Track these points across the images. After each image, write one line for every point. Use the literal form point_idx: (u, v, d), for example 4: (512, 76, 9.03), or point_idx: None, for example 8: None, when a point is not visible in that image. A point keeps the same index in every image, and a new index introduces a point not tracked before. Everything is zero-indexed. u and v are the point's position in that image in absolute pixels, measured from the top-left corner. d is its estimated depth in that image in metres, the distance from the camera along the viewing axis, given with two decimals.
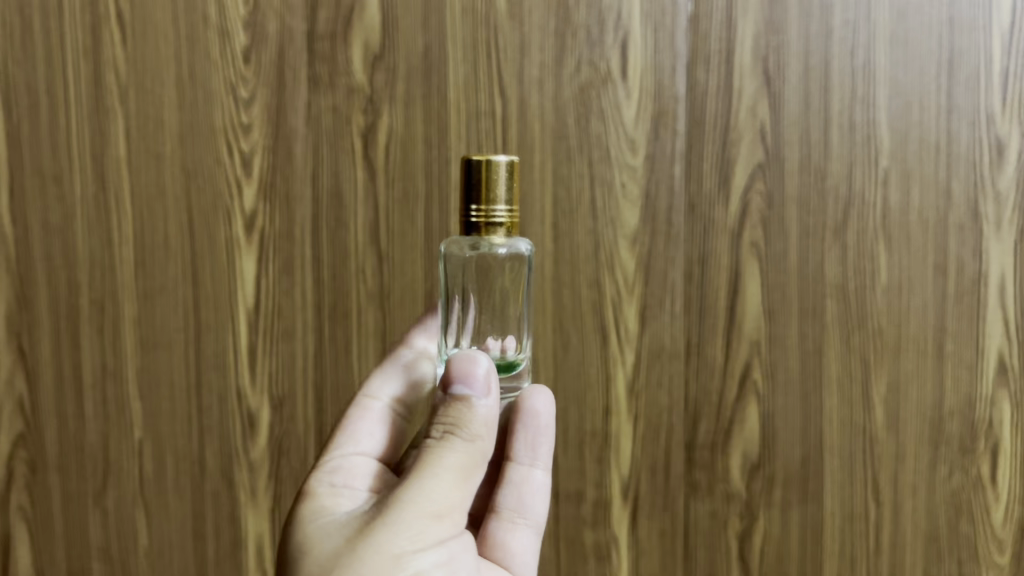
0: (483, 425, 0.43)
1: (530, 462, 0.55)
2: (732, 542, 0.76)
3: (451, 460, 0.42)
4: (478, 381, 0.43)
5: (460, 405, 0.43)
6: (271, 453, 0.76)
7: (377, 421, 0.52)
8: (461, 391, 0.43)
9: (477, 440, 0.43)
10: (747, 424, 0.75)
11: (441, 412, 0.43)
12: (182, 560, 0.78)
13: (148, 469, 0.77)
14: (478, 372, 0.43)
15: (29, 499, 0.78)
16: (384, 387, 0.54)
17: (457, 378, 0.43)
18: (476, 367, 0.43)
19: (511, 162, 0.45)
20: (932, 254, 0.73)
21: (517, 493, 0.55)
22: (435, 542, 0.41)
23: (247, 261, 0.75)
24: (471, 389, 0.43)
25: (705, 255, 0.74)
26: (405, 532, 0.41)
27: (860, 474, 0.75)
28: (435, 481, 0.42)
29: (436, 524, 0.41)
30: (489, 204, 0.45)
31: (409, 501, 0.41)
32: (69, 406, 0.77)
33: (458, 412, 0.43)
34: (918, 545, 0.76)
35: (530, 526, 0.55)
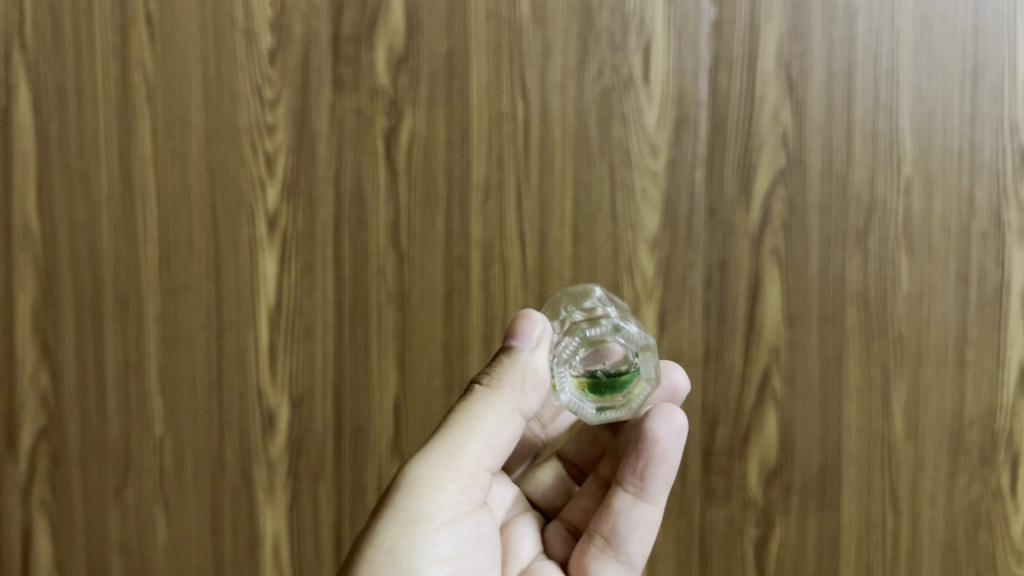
0: (516, 374, 0.45)
1: (640, 494, 0.51)
2: (748, 548, 0.76)
3: (468, 419, 0.44)
4: (529, 335, 0.45)
5: (497, 361, 0.46)
6: (290, 451, 0.76)
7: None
8: (509, 344, 0.45)
9: (506, 393, 0.45)
10: (765, 431, 0.75)
11: (487, 369, 0.46)
12: (200, 556, 0.79)
13: (169, 466, 0.78)
14: (529, 328, 0.45)
15: (51, 492, 0.79)
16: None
17: (509, 332, 0.45)
18: (529, 320, 0.45)
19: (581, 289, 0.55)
20: (954, 263, 0.73)
21: (616, 525, 0.51)
22: (435, 518, 0.42)
23: (269, 259, 0.75)
24: (517, 341, 0.45)
25: (725, 261, 0.74)
26: (398, 511, 0.42)
27: (878, 482, 0.75)
28: (439, 449, 0.43)
29: (441, 498, 0.42)
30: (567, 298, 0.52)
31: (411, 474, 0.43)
32: (92, 401, 0.78)
33: (498, 367, 0.45)
34: (936, 555, 0.76)
35: (621, 565, 0.51)
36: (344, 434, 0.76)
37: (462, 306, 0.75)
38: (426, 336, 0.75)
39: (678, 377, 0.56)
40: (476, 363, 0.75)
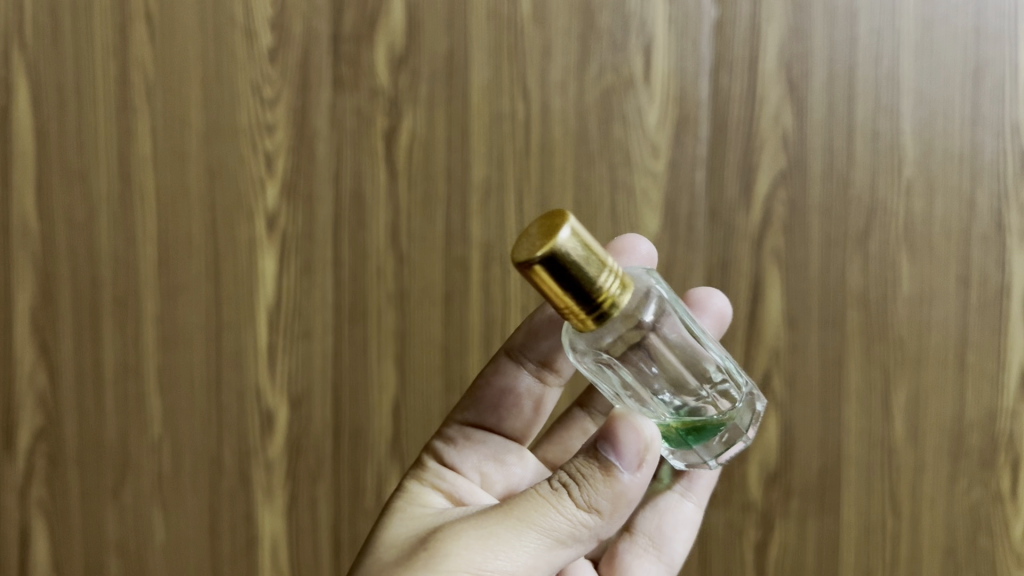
0: (607, 499, 0.39)
1: (684, 493, 0.59)
2: (747, 551, 0.76)
3: (536, 525, 0.39)
4: (631, 450, 0.39)
5: (583, 459, 0.40)
6: (289, 452, 0.76)
7: (507, 382, 0.58)
8: (606, 452, 0.39)
9: (587, 515, 0.39)
10: (765, 433, 0.75)
11: (579, 463, 0.40)
12: (198, 557, 0.78)
13: (167, 467, 0.78)
14: (633, 442, 0.39)
15: (48, 493, 0.79)
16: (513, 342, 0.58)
17: (612, 438, 0.39)
18: (636, 431, 0.39)
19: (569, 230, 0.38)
20: (955, 265, 0.73)
21: (661, 518, 0.58)
22: None
23: (268, 259, 0.75)
24: (619, 457, 0.39)
25: (726, 262, 0.73)
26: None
27: (878, 485, 0.75)
28: (487, 550, 0.38)
29: None
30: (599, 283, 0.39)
31: (447, 564, 0.39)
32: (89, 401, 0.77)
33: (591, 473, 0.39)
34: (935, 558, 0.75)
35: (662, 563, 0.57)
36: (344, 436, 0.76)
37: (462, 307, 0.75)
38: (426, 337, 0.75)
39: (720, 303, 0.60)
40: (475, 365, 0.75)
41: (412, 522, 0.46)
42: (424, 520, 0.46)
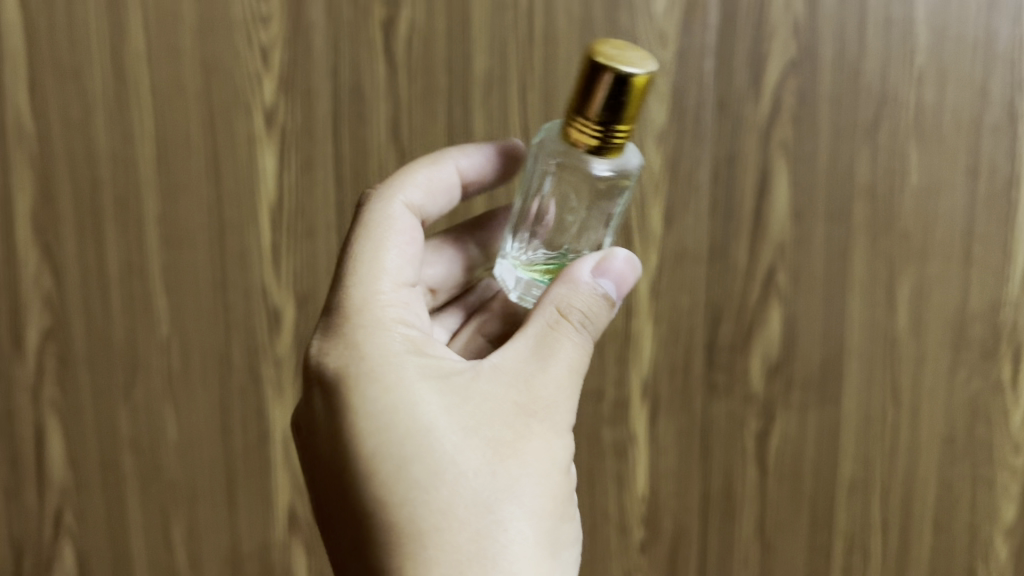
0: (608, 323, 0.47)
1: None
2: (748, 440, 0.78)
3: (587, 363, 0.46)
4: (630, 284, 0.47)
5: (588, 295, 0.46)
6: (297, 349, 0.77)
7: (411, 234, 0.50)
8: (606, 287, 0.46)
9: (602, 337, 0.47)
10: (769, 326, 0.75)
11: (588, 298, 0.46)
12: (211, 452, 0.80)
13: (176, 365, 0.78)
14: (630, 275, 0.47)
15: (60, 392, 0.80)
16: (411, 193, 0.51)
17: (616, 278, 0.47)
18: (625, 260, 0.47)
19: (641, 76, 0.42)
20: (964, 155, 0.72)
21: None
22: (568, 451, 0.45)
23: (268, 156, 0.74)
24: (623, 289, 0.47)
25: (733, 156, 0.72)
26: (565, 466, 0.44)
27: (879, 377, 0.76)
28: (577, 399, 0.45)
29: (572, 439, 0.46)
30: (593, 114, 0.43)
31: (563, 426, 0.44)
32: (96, 302, 0.78)
33: (605, 307, 0.46)
34: (933, 446, 0.77)
35: None
36: None
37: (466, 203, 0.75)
38: None
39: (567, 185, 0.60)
40: None
41: (446, 394, 0.43)
42: (455, 377, 0.44)
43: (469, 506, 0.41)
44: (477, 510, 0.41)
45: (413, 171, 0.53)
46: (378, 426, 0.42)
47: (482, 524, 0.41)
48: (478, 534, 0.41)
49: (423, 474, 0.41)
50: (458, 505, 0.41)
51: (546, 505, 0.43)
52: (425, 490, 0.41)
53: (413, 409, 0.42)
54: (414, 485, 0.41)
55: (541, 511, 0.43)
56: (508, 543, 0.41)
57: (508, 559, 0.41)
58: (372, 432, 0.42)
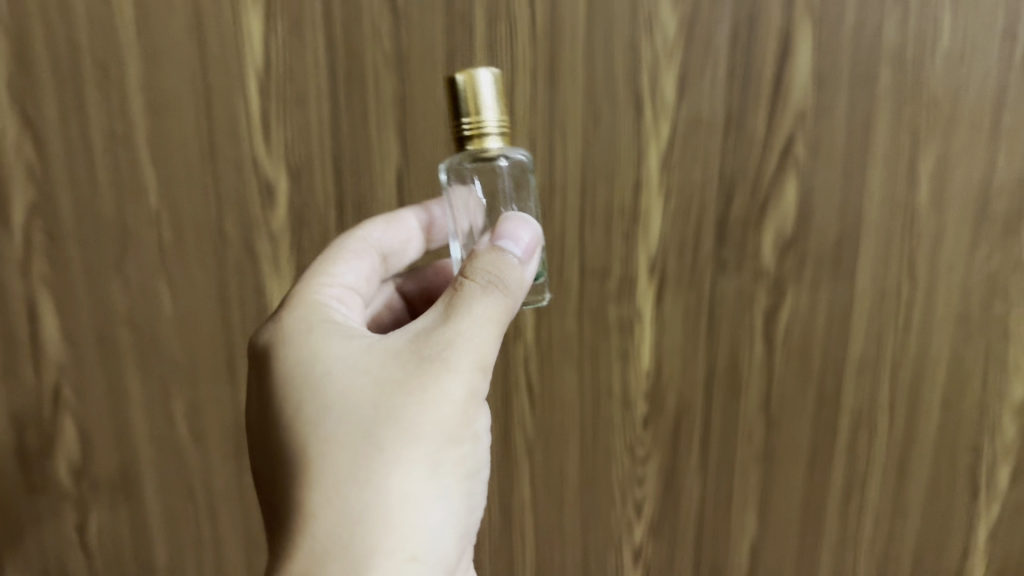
0: (512, 278, 0.50)
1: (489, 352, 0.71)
2: (757, 317, 0.76)
3: (487, 306, 0.49)
4: (527, 244, 0.52)
5: (488, 257, 0.50)
6: (292, 223, 0.74)
7: (364, 256, 0.61)
8: (505, 249, 0.51)
9: (510, 292, 0.50)
10: (784, 199, 0.72)
11: (488, 258, 0.50)
12: (208, 328, 0.78)
13: (168, 239, 0.76)
14: (529, 237, 0.53)
15: (50, 267, 0.77)
16: (372, 231, 0.62)
17: (512, 237, 0.52)
18: (527, 228, 0.53)
19: (492, 74, 0.50)
20: (1002, 16, 0.66)
21: None
22: (466, 394, 0.47)
23: (254, 17, 0.69)
24: (517, 243, 0.52)
25: (753, 16, 0.67)
26: (460, 405, 0.46)
27: (896, 253, 0.73)
28: (473, 341, 0.47)
29: (468, 385, 0.47)
30: (478, 116, 0.50)
31: (455, 363, 0.47)
32: (82, 173, 0.74)
33: (501, 262, 0.50)
34: (947, 323, 0.75)
35: None
36: (347, 207, 0.73)
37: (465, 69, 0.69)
38: (427, 103, 0.70)
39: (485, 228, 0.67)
40: None
41: (352, 351, 0.48)
42: (361, 339, 0.49)
43: (353, 432, 0.45)
44: (357, 435, 0.44)
45: (372, 223, 0.63)
46: (289, 373, 0.48)
47: (361, 447, 0.44)
48: (357, 456, 0.44)
49: (318, 410, 0.46)
50: (342, 430, 0.45)
51: (430, 435, 0.45)
52: (316, 421, 0.45)
53: (320, 368, 0.47)
54: (309, 418, 0.46)
55: (426, 439, 0.45)
56: (387, 462, 0.44)
57: (382, 475, 0.44)
58: (285, 380, 0.48)
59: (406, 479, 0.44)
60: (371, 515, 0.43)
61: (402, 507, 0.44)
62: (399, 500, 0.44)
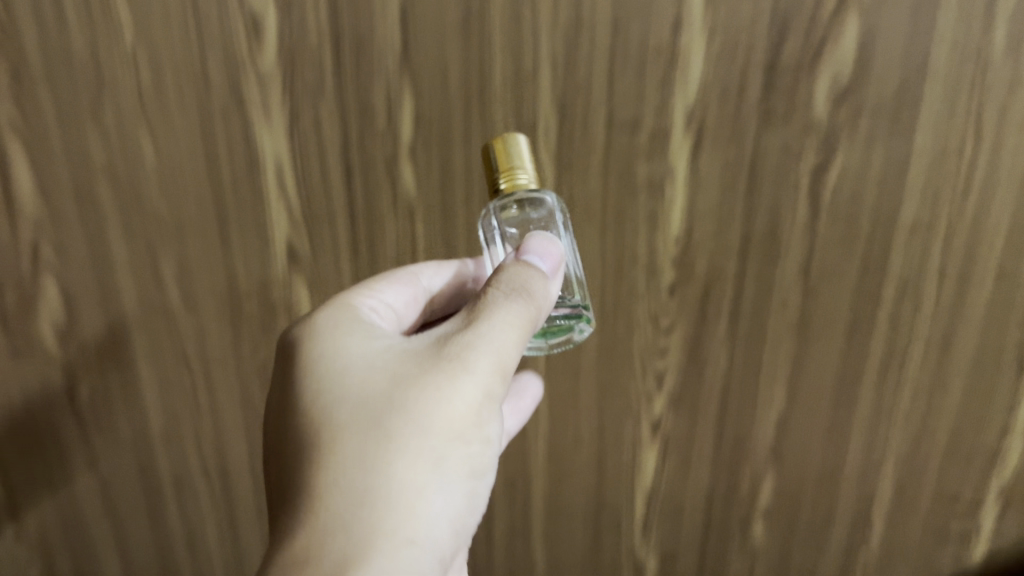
0: (531, 283, 0.52)
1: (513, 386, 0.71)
2: (802, 176, 0.68)
3: (505, 313, 0.50)
4: (547, 258, 0.55)
5: (511, 271, 0.53)
6: (283, 66, 0.65)
7: (404, 279, 0.62)
8: (525, 262, 0.54)
9: (530, 299, 0.51)
10: (843, 42, 0.63)
11: (508, 271, 0.53)
12: (196, 184, 0.71)
13: (147, 82, 0.67)
14: (550, 256, 0.56)
15: (18, 112, 0.69)
16: (423, 272, 0.65)
17: (535, 254, 0.55)
18: (549, 248, 0.56)
19: (522, 135, 0.57)
20: None
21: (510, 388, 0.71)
22: (478, 398, 0.48)
23: None
24: (538, 260, 0.55)
25: None
26: (472, 406, 0.47)
27: (963, 105, 0.65)
28: (491, 347, 0.49)
29: (482, 385, 0.48)
30: (512, 170, 0.56)
31: (472, 362, 0.48)
32: (46, 2, 0.64)
33: (521, 275, 0.53)
34: (1011, 187, 0.68)
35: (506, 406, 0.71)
36: (344, 47, 0.64)
37: None
38: None
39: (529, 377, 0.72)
40: None
41: (375, 355, 0.50)
42: (388, 344, 0.52)
43: (366, 421, 0.46)
44: (368, 424, 0.46)
45: (422, 265, 0.65)
46: (311, 367, 0.50)
47: (369, 434, 0.45)
48: (366, 442, 0.45)
49: (336, 402, 0.48)
50: (355, 419, 0.46)
51: (439, 431, 0.46)
52: (332, 411, 0.47)
53: (343, 369, 0.49)
54: (326, 405, 0.48)
55: (433, 432, 0.46)
56: (395, 447, 0.45)
57: (388, 459, 0.44)
58: (306, 374, 0.50)
59: (414, 468, 0.45)
60: (372, 496, 0.44)
61: (406, 493, 0.44)
62: (403, 485, 0.44)
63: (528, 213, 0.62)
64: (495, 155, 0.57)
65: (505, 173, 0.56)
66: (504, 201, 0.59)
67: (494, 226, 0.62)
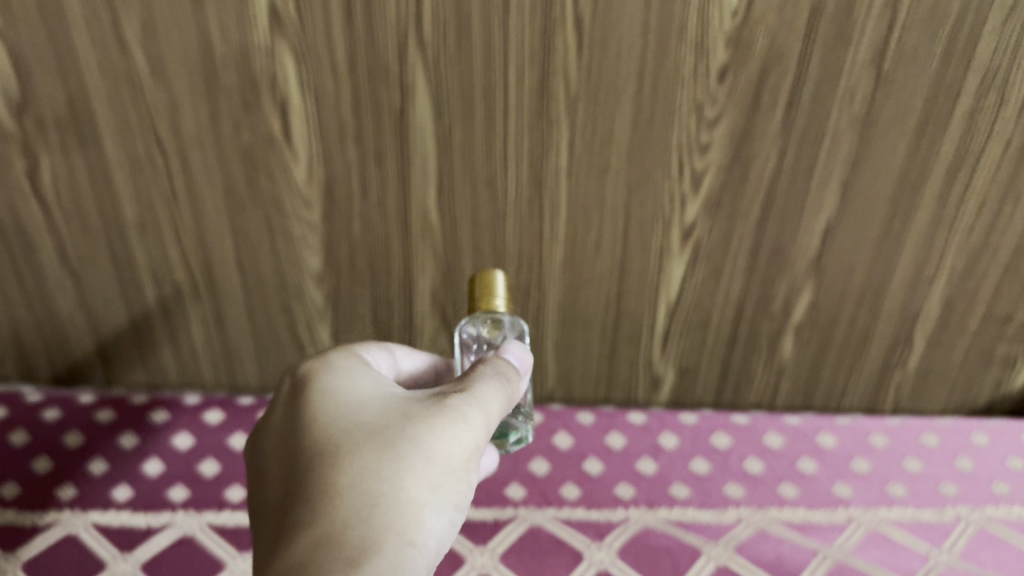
0: (513, 370, 0.53)
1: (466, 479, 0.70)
2: None
3: (494, 382, 0.51)
4: (523, 363, 0.57)
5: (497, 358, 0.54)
6: None
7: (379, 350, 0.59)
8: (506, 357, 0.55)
9: (513, 379, 0.53)
10: None
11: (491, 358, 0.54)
12: None
13: None
14: (517, 362, 0.56)
15: None
16: (400, 357, 0.61)
17: (514, 355, 0.56)
18: (523, 356, 0.57)
19: (503, 274, 0.59)
20: None
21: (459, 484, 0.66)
22: (471, 443, 0.48)
23: None
24: (518, 360, 0.56)
25: None
26: (468, 452, 0.48)
27: None
28: (486, 406, 0.49)
29: (478, 436, 0.49)
30: (492, 304, 0.58)
31: (470, 414, 0.49)
32: None
33: (506, 363, 0.54)
34: None
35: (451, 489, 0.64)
36: None
37: None
38: None
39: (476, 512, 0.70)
40: None
41: (376, 396, 0.50)
42: (387, 388, 0.52)
43: (365, 443, 0.46)
44: (374, 450, 0.46)
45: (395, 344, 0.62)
46: (307, 389, 0.50)
47: (376, 456, 0.45)
48: (363, 461, 0.45)
49: (332, 424, 0.48)
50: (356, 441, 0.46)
51: (440, 463, 0.46)
52: (329, 428, 0.47)
53: (346, 399, 0.49)
54: (330, 427, 0.47)
55: (436, 465, 0.46)
56: (397, 472, 0.45)
57: (383, 478, 0.45)
58: (300, 396, 0.50)
59: (411, 490, 0.45)
60: (376, 507, 0.44)
61: (402, 511, 0.44)
62: (405, 507, 0.45)
63: (493, 336, 0.61)
64: (478, 284, 0.58)
65: (484, 301, 0.58)
66: (489, 319, 0.60)
67: (467, 337, 0.61)
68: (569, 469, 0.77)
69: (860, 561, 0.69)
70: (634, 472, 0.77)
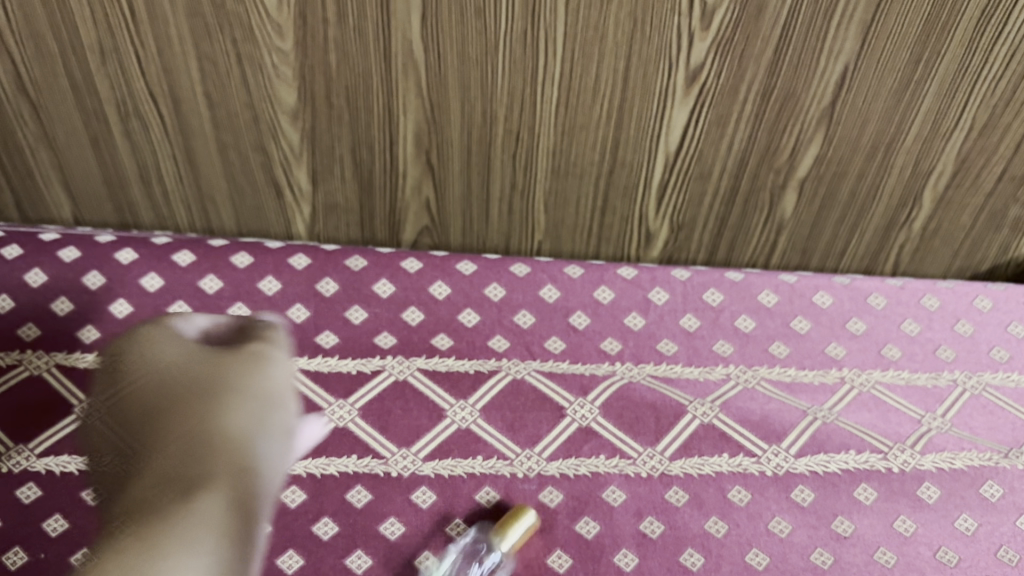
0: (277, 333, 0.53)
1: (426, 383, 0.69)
2: None
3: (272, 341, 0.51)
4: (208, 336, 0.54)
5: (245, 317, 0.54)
6: None
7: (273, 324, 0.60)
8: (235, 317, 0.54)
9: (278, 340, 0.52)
10: None
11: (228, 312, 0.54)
12: None
13: None
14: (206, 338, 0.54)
15: None
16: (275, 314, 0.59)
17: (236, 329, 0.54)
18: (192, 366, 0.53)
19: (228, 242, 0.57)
20: None
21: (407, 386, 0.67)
22: (277, 414, 0.47)
23: None
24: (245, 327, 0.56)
25: None
26: (271, 410, 0.47)
27: None
28: (274, 368, 0.49)
29: (267, 386, 0.48)
30: None
31: (267, 374, 0.48)
32: None
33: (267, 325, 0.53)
34: None
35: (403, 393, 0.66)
36: None
37: None
38: None
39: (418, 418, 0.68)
40: None
41: (189, 351, 0.49)
42: (198, 351, 0.49)
43: (186, 401, 0.45)
44: (186, 412, 0.45)
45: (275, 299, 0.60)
46: (126, 361, 0.49)
47: (181, 418, 0.44)
48: (228, 406, 0.45)
49: (170, 375, 0.47)
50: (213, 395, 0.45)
51: (250, 418, 0.46)
52: (139, 400, 0.46)
53: (155, 380, 0.47)
54: (137, 415, 0.45)
55: (249, 421, 0.45)
56: (204, 421, 0.44)
57: (244, 424, 0.45)
58: (118, 371, 0.48)
59: (231, 432, 0.44)
60: (173, 479, 0.42)
61: (221, 456, 0.43)
62: (225, 453, 0.43)
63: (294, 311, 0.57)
64: None
65: None
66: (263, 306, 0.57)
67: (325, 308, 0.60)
68: (556, 321, 0.74)
69: (850, 423, 0.69)
70: (621, 328, 0.74)
